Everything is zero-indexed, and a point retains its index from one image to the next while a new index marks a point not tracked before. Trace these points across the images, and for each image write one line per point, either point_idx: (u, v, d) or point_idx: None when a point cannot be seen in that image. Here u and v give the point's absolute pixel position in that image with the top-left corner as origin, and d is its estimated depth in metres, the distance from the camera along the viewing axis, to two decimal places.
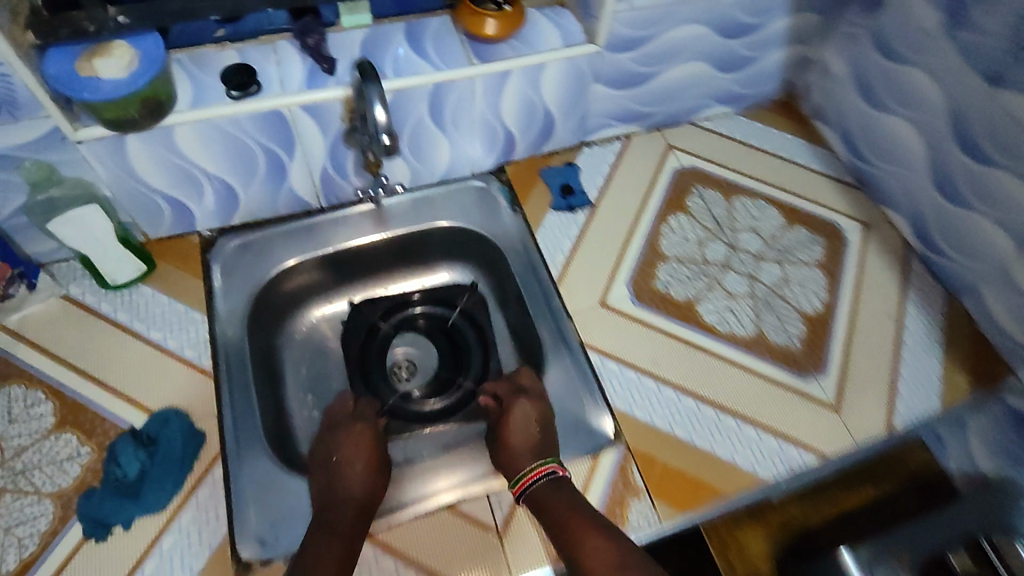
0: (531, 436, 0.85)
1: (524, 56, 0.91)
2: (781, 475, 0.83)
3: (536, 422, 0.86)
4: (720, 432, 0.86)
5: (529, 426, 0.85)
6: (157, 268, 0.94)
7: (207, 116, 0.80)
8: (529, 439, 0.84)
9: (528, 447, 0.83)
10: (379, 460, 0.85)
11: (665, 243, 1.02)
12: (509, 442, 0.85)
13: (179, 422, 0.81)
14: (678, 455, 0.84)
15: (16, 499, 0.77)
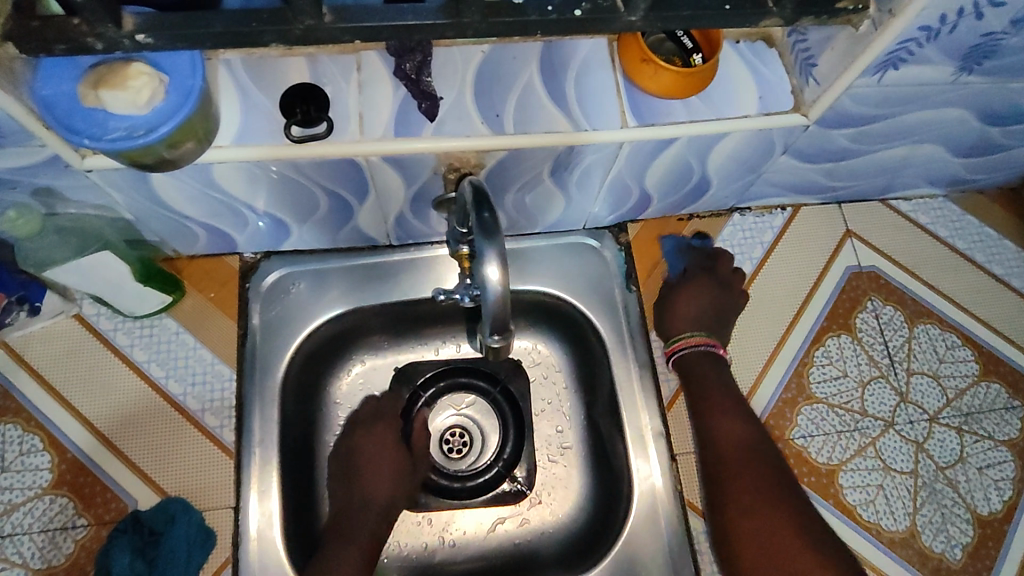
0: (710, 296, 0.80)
1: (700, 122, 0.64)
2: None
3: (715, 304, 0.80)
4: None
5: (702, 300, 0.80)
6: (185, 295, 0.77)
7: (257, 158, 0.59)
8: (698, 310, 0.80)
9: (689, 319, 0.79)
10: (400, 462, 0.79)
11: (815, 377, 0.80)
12: (685, 305, 0.80)
13: (188, 523, 0.67)
14: None
15: (1, 569, 0.66)
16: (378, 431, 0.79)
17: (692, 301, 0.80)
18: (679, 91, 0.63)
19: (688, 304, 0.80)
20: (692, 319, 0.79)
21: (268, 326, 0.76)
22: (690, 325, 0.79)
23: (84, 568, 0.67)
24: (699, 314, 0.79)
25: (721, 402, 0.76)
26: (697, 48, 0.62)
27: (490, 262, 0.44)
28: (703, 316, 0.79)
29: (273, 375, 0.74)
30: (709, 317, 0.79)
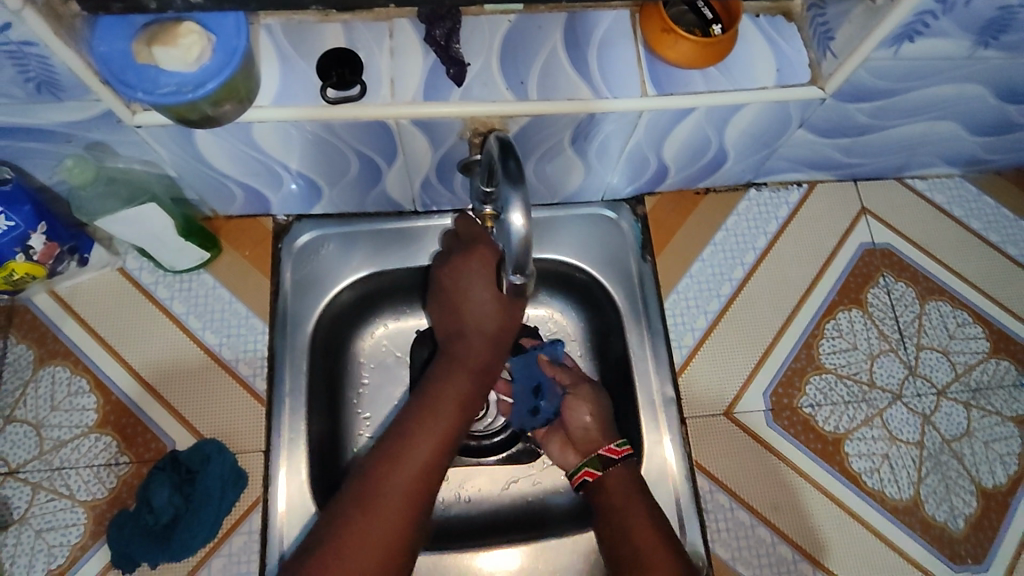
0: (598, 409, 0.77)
1: (717, 93, 0.66)
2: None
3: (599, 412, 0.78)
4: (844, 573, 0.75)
5: (595, 411, 0.77)
6: (222, 254, 0.81)
7: (294, 118, 0.63)
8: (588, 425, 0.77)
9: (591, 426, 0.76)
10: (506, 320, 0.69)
11: (826, 349, 0.82)
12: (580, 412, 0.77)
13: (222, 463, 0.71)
14: None
15: (49, 500, 0.71)
16: (470, 309, 0.69)
17: (579, 415, 0.77)
18: (698, 61, 0.65)
19: (577, 421, 0.77)
20: (590, 447, 0.75)
21: (299, 284, 0.81)
22: (604, 440, 0.75)
23: (126, 502, 0.72)
24: (591, 435, 0.76)
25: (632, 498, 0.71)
26: (717, 19, 0.64)
27: (513, 207, 0.46)
28: (603, 433, 0.76)
29: (303, 330, 0.79)
30: (601, 431, 0.76)
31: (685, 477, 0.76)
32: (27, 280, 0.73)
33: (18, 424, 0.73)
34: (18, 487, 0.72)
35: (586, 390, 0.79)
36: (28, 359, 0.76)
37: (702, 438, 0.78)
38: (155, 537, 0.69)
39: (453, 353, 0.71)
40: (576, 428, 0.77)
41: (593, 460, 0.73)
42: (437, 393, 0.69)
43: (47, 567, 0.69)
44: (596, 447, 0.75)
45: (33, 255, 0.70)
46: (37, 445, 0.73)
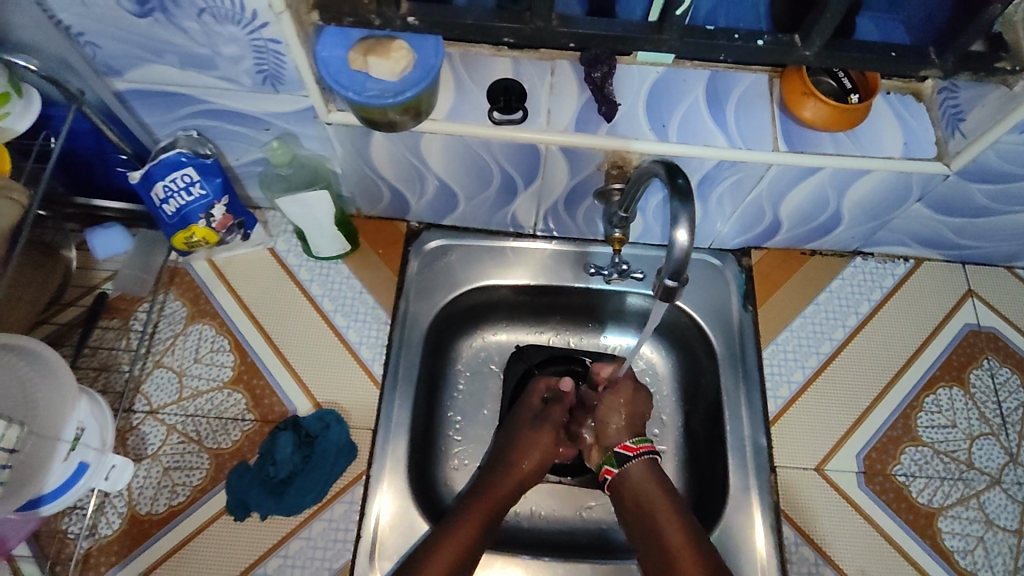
0: (624, 413, 0.81)
1: (845, 156, 0.71)
2: None
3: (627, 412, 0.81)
4: None
5: (620, 413, 0.81)
6: (359, 248, 0.90)
7: (461, 133, 0.71)
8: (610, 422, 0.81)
9: (612, 425, 0.80)
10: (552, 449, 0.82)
11: (924, 421, 0.82)
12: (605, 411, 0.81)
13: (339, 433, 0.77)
14: None
15: (180, 442, 0.78)
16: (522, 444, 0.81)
17: (607, 416, 0.81)
18: (833, 124, 0.70)
19: (612, 416, 0.81)
20: (609, 441, 0.80)
21: (422, 284, 0.88)
22: (620, 438, 0.79)
23: (246, 456, 0.78)
24: (621, 428, 0.80)
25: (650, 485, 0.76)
26: (855, 89, 0.70)
27: (680, 223, 0.52)
28: (632, 428, 0.80)
29: (420, 325, 0.85)
30: (629, 429, 0.80)
31: (772, 525, 0.76)
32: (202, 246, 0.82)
33: (164, 369, 0.82)
34: (155, 426, 0.79)
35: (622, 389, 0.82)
36: (180, 315, 0.85)
37: (791, 488, 0.79)
38: (270, 488, 0.74)
39: (480, 494, 0.77)
40: (608, 414, 0.81)
41: (611, 458, 0.78)
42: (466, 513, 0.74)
43: (168, 502, 0.75)
44: (612, 445, 0.79)
45: (212, 223, 0.79)
46: (178, 391, 0.81)
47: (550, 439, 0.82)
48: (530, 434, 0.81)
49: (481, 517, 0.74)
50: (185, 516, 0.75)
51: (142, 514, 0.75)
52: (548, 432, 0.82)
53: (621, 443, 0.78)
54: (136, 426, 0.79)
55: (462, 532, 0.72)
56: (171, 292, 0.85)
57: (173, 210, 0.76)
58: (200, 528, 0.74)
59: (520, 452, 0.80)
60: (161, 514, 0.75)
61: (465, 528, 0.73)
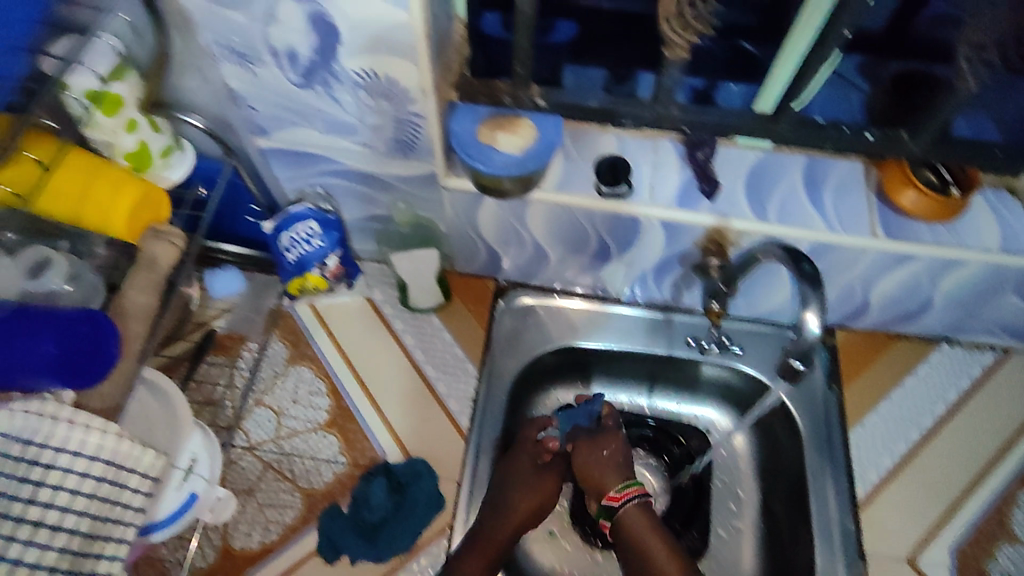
0: (611, 460, 0.79)
1: (945, 246, 0.73)
2: None
3: (619, 461, 0.80)
4: None
5: (607, 462, 0.79)
6: (451, 302, 0.95)
7: (570, 203, 0.76)
8: (602, 473, 0.79)
9: (604, 475, 0.79)
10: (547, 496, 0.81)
11: (1020, 518, 0.80)
12: (589, 459, 0.80)
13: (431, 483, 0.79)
14: None
15: (275, 480, 0.81)
16: (509, 490, 0.78)
17: (592, 460, 0.80)
18: (933, 215, 0.72)
19: (594, 462, 0.80)
20: (597, 484, 0.79)
21: (509, 341, 0.91)
22: (607, 485, 0.79)
23: (336, 499, 0.80)
24: (605, 470, 0.79)
25: (647, 527, 0.76)
26: (955, 182, 0.72)
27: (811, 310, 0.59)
28: (615, 469, 0.79)
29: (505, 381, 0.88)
30: (608, 471, 0.79)
31: None
32: (312, 293, 0.87)
33: (265, 408, 0.86)
34: (252, 463, 0.82)
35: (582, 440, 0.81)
36: (282, 356, 0.89)
37: None
38: (362, 532, 0.77)
39: (476, 542, 0.74)
40: (594, 464, 0.80)
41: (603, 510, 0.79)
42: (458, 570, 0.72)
43: (261, 539, 0.78)
44: (602, 494, 0.79)
45: (325, 271, 0.84)
46: (276, 430, 0.84)
47: (533, 476, 0.80)
48: (514, 479, 0.79)
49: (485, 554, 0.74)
50: (277, 555, 0.77)
51: (236, 549, 0.77)
52: (545, 484, 0.81)
53: (607, 494, 0.78)
54: (235, 461, 0.82)
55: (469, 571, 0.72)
56: (274, 334, 0.90)
57: (294, 259, 0.81)
58: (291, 568, 0.76)
59: (506, 497, 0.78)
60: (255, 551, 0.77)
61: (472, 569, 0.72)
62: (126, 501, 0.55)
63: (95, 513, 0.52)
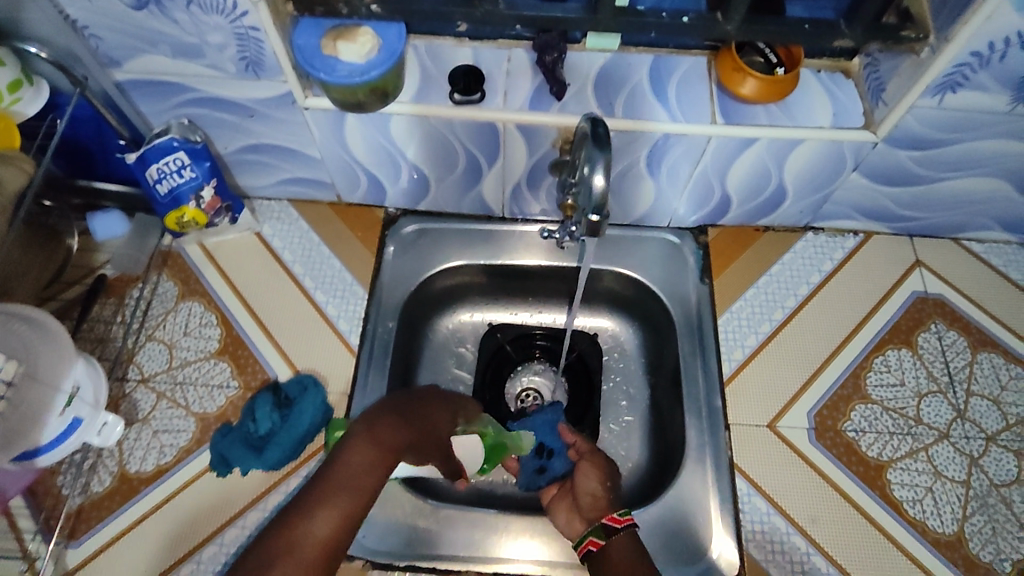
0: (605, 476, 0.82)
1: (779, 126, 0.77)
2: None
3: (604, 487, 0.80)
4: None
5: (604, 481, 0.81)
6: (343, 231, 0.97)
7: (425, 113, 0.78)
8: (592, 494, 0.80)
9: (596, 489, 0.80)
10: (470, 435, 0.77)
11: (871, 380, 0.86)
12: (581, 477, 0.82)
13: (316, 394, 0.83)
14: None
15: (169, 407, 0.84)
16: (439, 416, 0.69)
17: (587, 481, 0.81)
18: (765, 95, 0.77)
19: (587, 487, 0.81)
20: (597, 515, 0.77)
21: (397, 267, 0.95)
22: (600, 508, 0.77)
23: (229, 418, 0.84)
24: (599, 502, 0.79)
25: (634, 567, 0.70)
26: (780, 63, 0.77)
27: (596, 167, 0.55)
28: (606, 504, 0.78)
29: (393, 300, 0.92)
30: (605, 500, 0.78)
31: (724, 484, 0.80)
32: (194, 228, 0.89)
33: (156, 342, 0.88)
34: (145, 393, 0.85)
35: (597, 462, 0.84)
36: (172, 293, 0.91)
37: (747, 444, 0.83)
38: (251, 445, 0.79)
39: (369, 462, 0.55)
40: (585, 495, 0.80)
41: (597, 530, 0.74)
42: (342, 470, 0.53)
43: (156, 461, 0.81)
44: (597, 518, 0.76)
45: (201, 204, 0.86)
46: (168, 362, 0.87)
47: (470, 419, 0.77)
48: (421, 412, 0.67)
49: (381, 450, 0.57)
50: (171, 474, 0.80)
51: (131, 473, 0.80)
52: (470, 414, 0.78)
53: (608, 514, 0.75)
54: (129, 393, 0.85)
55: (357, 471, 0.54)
56: (165, 273, 0.92)
57: (166, 190, 0.83)
58: (185, 484, 0.79)
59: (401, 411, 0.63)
60: (149, 473, 0.80)
61: (361, 461, 0.54)
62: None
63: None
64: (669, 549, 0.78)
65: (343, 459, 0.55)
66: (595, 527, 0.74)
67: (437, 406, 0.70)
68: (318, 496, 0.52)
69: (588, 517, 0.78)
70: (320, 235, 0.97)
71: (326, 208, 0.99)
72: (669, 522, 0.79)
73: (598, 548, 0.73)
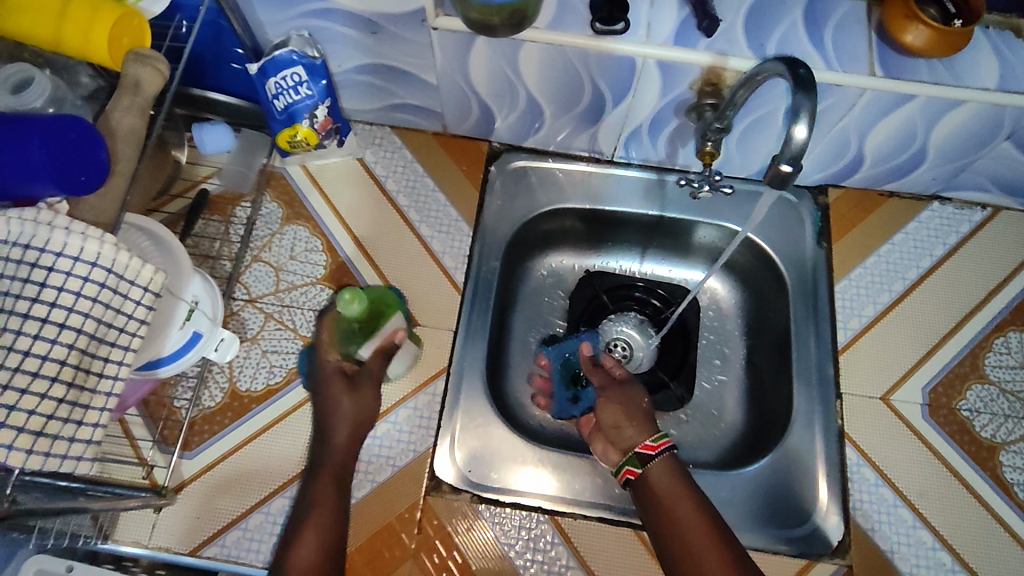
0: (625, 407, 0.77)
1: (943, 83, 0.72)
2: None
3: (626, 416, 0.76)
4: (989, 567, 0.75)
5: (625, 410, 0.77)
6: (447, 163, 0.94)
7: (562, 42, 0.74)
8: (618, 425, 0.76)
9: (620, 421, 0.76)
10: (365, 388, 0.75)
11: (990, 360, 0.84)
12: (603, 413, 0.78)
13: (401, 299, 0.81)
14: None
15: (277, 329, 0.84)
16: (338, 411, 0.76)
17: (610, 414, 0.77)
18: (935, 49, 0.71)
19: (609, 418, 0.77)
20: (627, 443, 0.73)
21: (502, 205, 0.92)
22: (637, 438, 0.73)
23: None
24: (625, 430, 0.75)
25: (681, 496, 0.67)
26: (958, 13, 0.72)
27: (800, 117, 0.50)
28: (635, 430, 0.74)
29: (499, 240, 0.90)
30: (634, 428, 0.75)
31: (832, 451, 0.79)
32: (304, 149, 0.87)
33: (262, 263, 0.87)
34: (253, 313, 0.84)
35: (613, 395, 0.79)
36: (277, 215, 0.89)
37: (858, 413, 0.81)
38: None
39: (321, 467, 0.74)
40: (610, 428, 0.76)
41: (633, 458, 0.71)
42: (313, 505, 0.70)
43: (266, 382, 0.81)
44: (632, 445, 0.72)
45: (314, 124, 0.84)
46: (274, 284, 0.86)
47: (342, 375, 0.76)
48: (331, 408, 0.75)
49: (333, 478, 0.73)
50: (281, 395, 0.80)
51: (242, 391, 0.80)
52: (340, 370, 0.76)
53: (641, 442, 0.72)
54: (237, 312, 0.84)
55: (324, 504, 0.70)
56: (269, 194, 0.90)
57: (282, 107, 0.81)
58: (297, 406, 0.80)
59: (330, 424, 0.75)
60: (259, 392, 0.80)
61: (321, 495, 0.71)
62: (120, 326, 0.57)
63: (91, 331, 0.54)
64: (771, 509, 0.78)
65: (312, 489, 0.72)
66: (630, 455, 0.72)
67: (336, 380, 0.75)
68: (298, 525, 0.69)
69: (623, 447, 0.74)
70: (423, 165, 0.94)
71: (431, 139, 0.95)
72: (773, 484, 0.79)
73: (638, 476, 0.70)
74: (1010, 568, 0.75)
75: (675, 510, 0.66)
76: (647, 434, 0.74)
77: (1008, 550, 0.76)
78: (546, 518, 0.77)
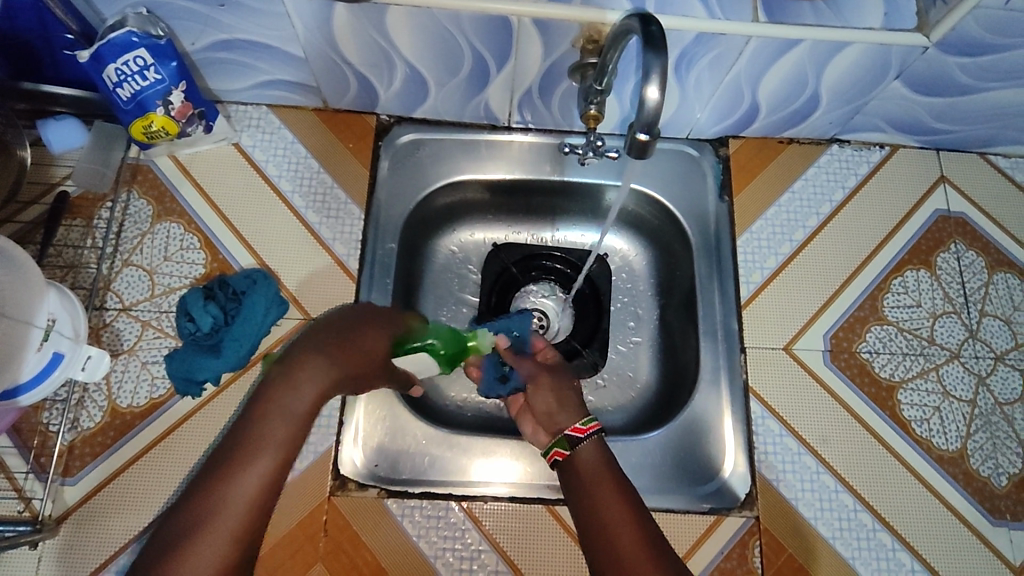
0: (559, 392, 0.78)
1: (826, 26, 0.70)
2: (928, 534, 0.77)
3: (558, 401, 0.76)
4: (887, 503, 0.77)
5: (560, 397, 0.77)
6: (332, 141, 0.88)
7: (428, 3, 0.68)
8: (550, 406, 0.77)
9: (551, 404, 0.77)
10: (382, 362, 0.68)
11: (888, 301, 0.85)
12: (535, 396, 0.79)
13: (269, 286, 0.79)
14: (806, 541, 0.75)
15: (156, 338, 0.78)
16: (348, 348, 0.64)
17: (544, 399, 0.78)
18: None
19: (542, 404, 0.77)
20: (557, 426, 0.74)
21: (395, 182, 0.87)
22: (569, 422, 0.73)
23: None
24: (557, 415, 0.75)
25: (606, 474, 0.67)
26: None
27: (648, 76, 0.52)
28: (567, 416, 0.74)
29: (393, 220, 0.85)
30: (565, 415, 0.74)
31: (738, 406, 0.80)
32: (163, 138, 0.80)
33: (134, 268, 0.80)
34: (128, 322, 0.78)
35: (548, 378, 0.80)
36: (146, 213, 0.82)
37: (763, 366, 0.82)
38: (205, 349, 0.76)
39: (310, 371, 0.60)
40: (542, 412, 0.77)
41: (562, 441, 0.70)
42: (288, 407, 0.57)
43: (149, 395, 0.76)
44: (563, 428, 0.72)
45: (171, 111, 0.76)
46: (149, 289, 0.80)
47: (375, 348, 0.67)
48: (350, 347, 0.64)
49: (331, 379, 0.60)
50: (167, 408, 0.75)
51: (123, 408, 0.75)
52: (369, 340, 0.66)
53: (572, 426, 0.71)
54: (110, 323, 0.78)
55: (301, 411, 0.57)
56: (135, 191, 0.83)
57: (129, 95, 0.73)
58: (184, 418, 0.75)
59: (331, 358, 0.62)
60: (143, 407, 0.75)
61: (306, 394, 0.58)
62: None
63: None
64: (679, 469, 0.78)
65: (224, 473, 0.53)
66: (559, 438, 0.71)
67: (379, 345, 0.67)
68: (196, 520, 0.51)
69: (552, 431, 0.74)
70: (306, 146, 0.87)
71: (312, 116, 0.89)
72: (682, 444, 0.79)
73: (566, 458, 0.70)
74: (908, 501, 0.78)
75: (595, 487, 0.65)
76: (577, 419, 0.73)
77: (905, 484, 0.78)
78: (456, 505, 0.75)
